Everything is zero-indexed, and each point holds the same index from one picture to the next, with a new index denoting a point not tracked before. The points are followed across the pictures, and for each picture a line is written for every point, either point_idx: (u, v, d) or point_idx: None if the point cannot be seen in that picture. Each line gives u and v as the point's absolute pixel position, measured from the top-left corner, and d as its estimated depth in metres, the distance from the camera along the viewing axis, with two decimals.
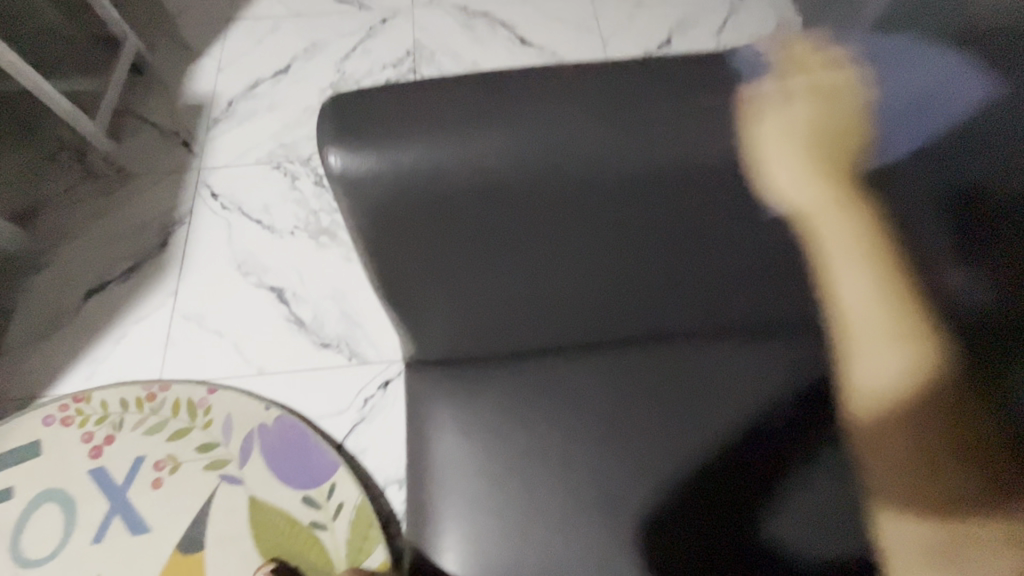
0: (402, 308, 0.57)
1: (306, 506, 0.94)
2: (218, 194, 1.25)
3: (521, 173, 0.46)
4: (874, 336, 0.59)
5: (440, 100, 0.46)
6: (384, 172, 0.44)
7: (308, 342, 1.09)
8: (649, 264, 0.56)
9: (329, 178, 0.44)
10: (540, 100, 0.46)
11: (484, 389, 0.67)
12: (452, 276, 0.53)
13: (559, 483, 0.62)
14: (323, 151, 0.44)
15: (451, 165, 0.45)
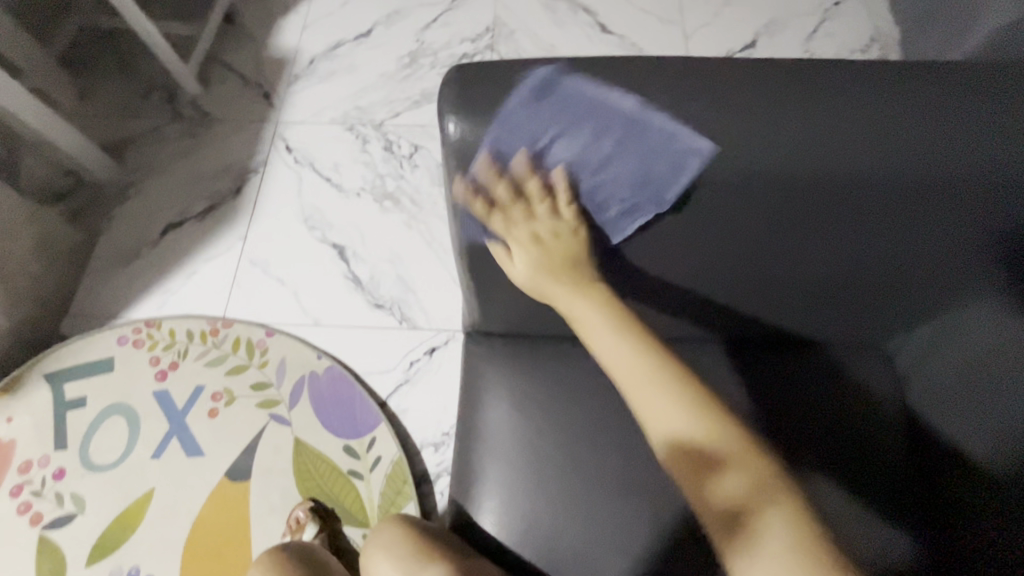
0: (476, 277, 0.59)
1: (346, 455, 0.99)
2: (292, 148, 1.30)
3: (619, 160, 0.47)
4: (676, 419, 0.52)
5: (549, 82, 0.49)
6: (495, 143, 0.48)
7: (363, 301, 1.13)
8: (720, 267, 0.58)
9: (445, 144, 0.49)
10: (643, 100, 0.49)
11: (539, 366, 0.68)
12: (531, 253, 0.55)
13: (603, 467, 0.64)
14: (445, 116, 0.48)
15: (555, 145, 0.48)
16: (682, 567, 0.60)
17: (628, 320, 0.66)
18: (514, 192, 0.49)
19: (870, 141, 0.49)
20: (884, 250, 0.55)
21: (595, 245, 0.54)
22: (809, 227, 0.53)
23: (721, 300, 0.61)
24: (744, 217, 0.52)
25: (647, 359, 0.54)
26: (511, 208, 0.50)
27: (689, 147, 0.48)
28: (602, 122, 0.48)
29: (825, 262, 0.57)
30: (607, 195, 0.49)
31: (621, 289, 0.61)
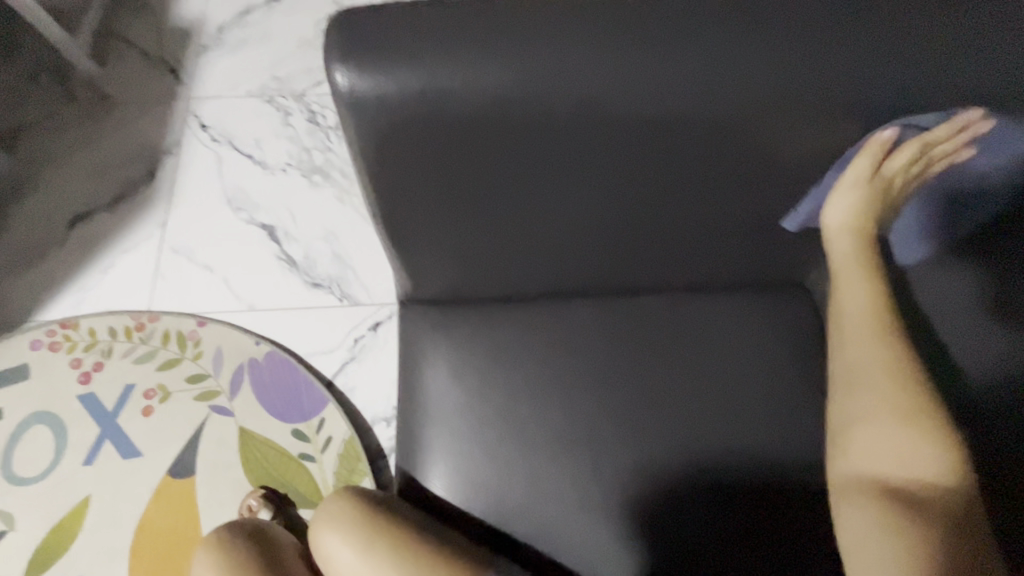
0: (399, 243, 0.57)
1: (295, 439, 0.96)
2: (207, 125, 1.21)
3: (526, 108, 0.45)
4: (896, 397, 0.52)
5: (453, 24, 0.45)
6: (389, 97, 0.43)
7: (299, 281, 1.09)
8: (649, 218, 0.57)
9: (336, 98, 0.44)
10: (555, 35, 0.45)
11: (477, 331, 0.68)
12: (451, 214, 0.54)
13: (546, 421, 0.65)
14: (329, 67, 0.43)
15: (458, 94, 0.44)
16: (627, 512, 0.61)
17: (560, 277, 0.66)
18: (421, 149, 0.46)
19: (795, 70, 0.46)
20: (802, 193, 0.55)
21: (515, 201, 0.53)
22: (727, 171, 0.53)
23: (650, 249, 0.62)
24: (666, 161, 0.51)
25: (887, 335, 0.55)
26: (422, 166, 0.48)
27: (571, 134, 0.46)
28: (511, 65, 0.44)
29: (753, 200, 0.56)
30: (523, 146, 0.48)
31: (552, 248, 0.60)
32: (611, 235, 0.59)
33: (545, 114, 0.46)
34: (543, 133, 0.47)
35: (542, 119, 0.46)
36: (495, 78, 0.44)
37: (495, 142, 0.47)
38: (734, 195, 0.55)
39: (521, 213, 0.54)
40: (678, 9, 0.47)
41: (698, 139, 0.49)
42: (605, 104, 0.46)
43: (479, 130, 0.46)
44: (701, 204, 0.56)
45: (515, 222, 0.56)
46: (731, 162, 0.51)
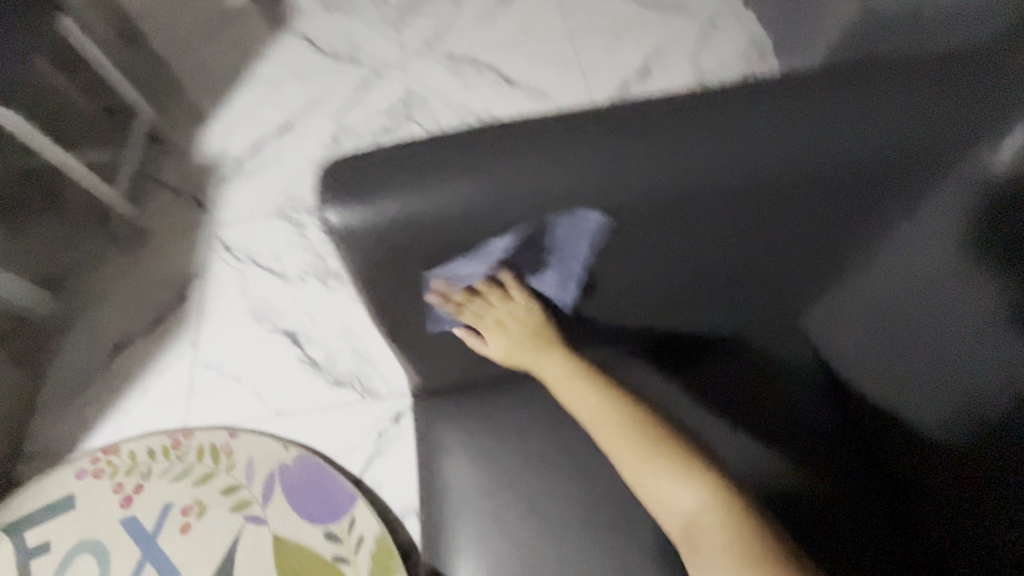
0: (404, 342, 0.62)
1: (328, 541, 0.97)
2: (231, 246, 1.32)
3: (499, 213, 0.51)
4: (622, 444, 0.56)
5: (430, 152, 0.52)
6: (377, 223, 0.49)
7: (322, 381, 1.14)
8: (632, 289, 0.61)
9: (329, 233, 0.50)
10: (518, 149, 0.51)
11: (488, 414, 0.70)
12: (447, 311, 0.59)
13: (564, 498, 0.65)
14: (322, 207, 0.50)
15: (438, 210, 0.50)
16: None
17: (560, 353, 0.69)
18: (412, 260, 0.52)
19: (734, 152, 0.51)
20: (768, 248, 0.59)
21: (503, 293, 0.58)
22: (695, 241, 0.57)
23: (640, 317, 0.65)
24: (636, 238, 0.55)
25: (608, 408, 0.59)
26: (414, 274, 0.53)
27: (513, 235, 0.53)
28: (482, 180, 0.50)
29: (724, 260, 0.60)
30: (503, 245, 0.53)
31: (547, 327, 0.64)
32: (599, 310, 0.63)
33: (517, 216, 0.51)
34: (518, 233, 0.52)
35: (516, 220, 0.51)
36: (469, 192, 0.50)
37: (478, 244, 0.52)
38: (705, 259, 0.59)
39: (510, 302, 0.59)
40: (623, 112, 0.53)
41: (660, 218, 0.54)
42: (568, 202, 0.51)
43: (462, 239, 0.51)
44: (678, 272, 0.60)
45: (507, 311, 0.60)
46: (698, 231, 0.56)
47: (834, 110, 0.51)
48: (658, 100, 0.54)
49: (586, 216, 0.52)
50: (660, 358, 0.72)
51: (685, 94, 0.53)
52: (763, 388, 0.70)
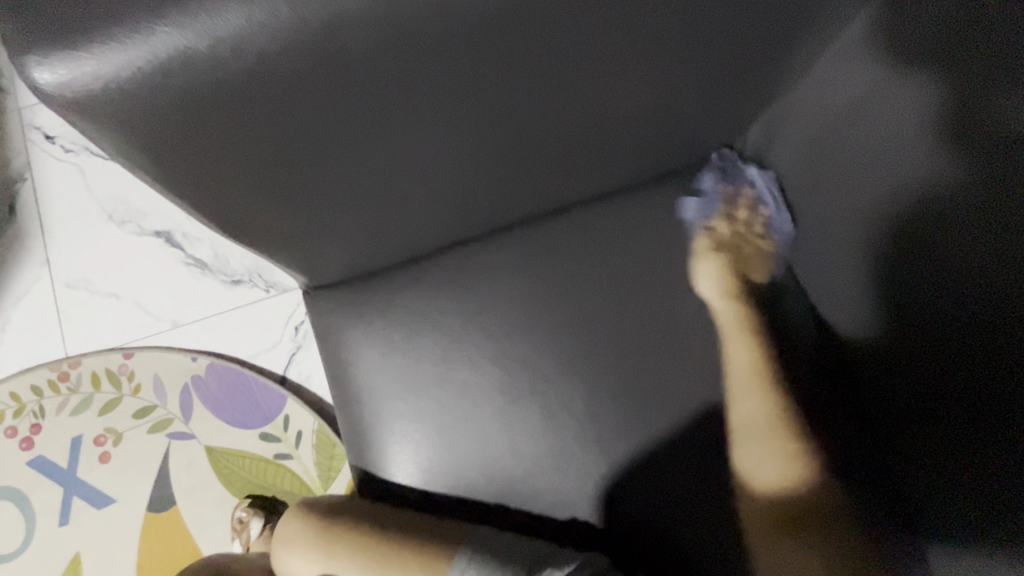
0: (266, 238, 0.50)
1: (265, 443, 0.93)
2: (54, 135, 1.05)
3: (316, 44, 0.35)
4: (751, 409, 0.60)
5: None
6: (123, 84, 0.33)
7: (217, 282, 1.00)
8: (531, 132, 0.50)
9: (56, 101, 0.34)
10: None
11: (393, 302, 0.62)
12: (305, 192, 0.46)
13: (490, 377, 0.61)
14: (25, 62, 0.33)
15: (216, 56, 0.34)
16: (595, 442, 0.60)
17: (463, 220, 0.59)
18: (222, 129, 0.38)
19: None
20: (679, 69, 0.48)
21: (369, 157, 0.45)
22: (599, 59, 0.44)
23: (546, 164, 0.55)
24: (521, 62, 0.42)
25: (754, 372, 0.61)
26: (234, 145, 0.39)
27: (416, 105, 0.42)
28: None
29: (638, 84, 0.49)
30: (349, 96, 0.39)
31: (439, 192, 0.53)
32: (494, 162, 0.52)
33: (351, 47, 0.36)
34: (357, 72, 0.38)
35: (354, 57, 0.36)
36: (260, 22, 0.34)
37: (311, 98, 0.38)
38: (604, 92, 0.48)
39: (380, 166, 0.47)
40: None
41: (545, 33, 0.40)
42: (410, 21, 0.36)
43: (283, 95, 0.37)
44: (583, 104, 0.49)
45: (386, 181, 0.49)
46: (601, 46, 0.43)
47: None
48: None
49: (444, 38, 0.38)
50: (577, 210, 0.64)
51: None
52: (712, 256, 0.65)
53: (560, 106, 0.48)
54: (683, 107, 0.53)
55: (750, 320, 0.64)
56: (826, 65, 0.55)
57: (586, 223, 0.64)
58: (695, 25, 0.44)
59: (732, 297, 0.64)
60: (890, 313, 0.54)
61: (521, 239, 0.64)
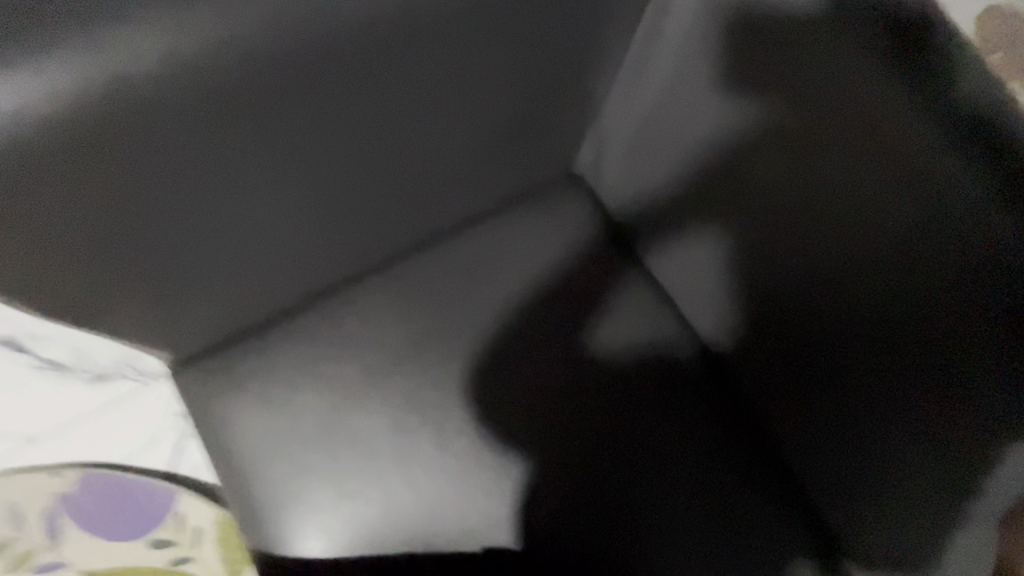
0: (106, 313, 0.49)
1: (156, 549, 0.82)
2: None
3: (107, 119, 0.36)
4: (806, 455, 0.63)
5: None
6: None
7: (74, 382, 0.89)
8: (366, 176, 0.52)
9: None
10: (104, 27, 0.35)
11: (265, 364, 0.60)
12: (139, 256, 0.46)
13: (377, 421, 0.61)
14: None
15: (25, 114, 0.34)
16: (491, 458, 0.62)
17: (322, 269, 0.60)
18: (32, 205, 0.38)
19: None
20: (490, 106, 0.53)
21: (204, 214, 0.46)
22: (408, 106, 0.48)
23: (389, 204, 0.57)
24: (330, 116, 0.45)
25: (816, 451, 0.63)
26: (44, 219, 0.40)
27: (237, 166, 0.44)
28: (93, 51, 0.35)
29: (454, 124, 0.53)
30: (164, 147, 0.40)
31: (286, 243, 0.54)
32: (336, 208, 0.53)
33: (151, 119, 0.38)
34: (160, 139, 0.39)
35: (161, 114, 0.38)
36: (76, 74, 0.35)
37: (136, 147, 0.39)
38: (425, 134, 0.52)
39: (219, 224, 0.48)
40: None
41: (344, 86, 0.43)
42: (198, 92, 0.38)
43: (105, 147, 0.38)
44: (409, 147, 0.52)
45: (230, 234, 0.49)
46: (404, 95, 0.47)
47: None
48: None
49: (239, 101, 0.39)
50: (439, 242, 0.67)
51: None
52: (576, 266, 0.69)
53: (388, 151, 0.51)
54: (507, 138, 0.58)
55: (629, 334, 0.67)
56: (620, 88, 0.60)
57: (450, 253, 0.67)
58: (490, 71, 0.49)
59: (597, 301, 0.68)
60: (767, 322, 0.58)
61: (387, 278, 0.65)
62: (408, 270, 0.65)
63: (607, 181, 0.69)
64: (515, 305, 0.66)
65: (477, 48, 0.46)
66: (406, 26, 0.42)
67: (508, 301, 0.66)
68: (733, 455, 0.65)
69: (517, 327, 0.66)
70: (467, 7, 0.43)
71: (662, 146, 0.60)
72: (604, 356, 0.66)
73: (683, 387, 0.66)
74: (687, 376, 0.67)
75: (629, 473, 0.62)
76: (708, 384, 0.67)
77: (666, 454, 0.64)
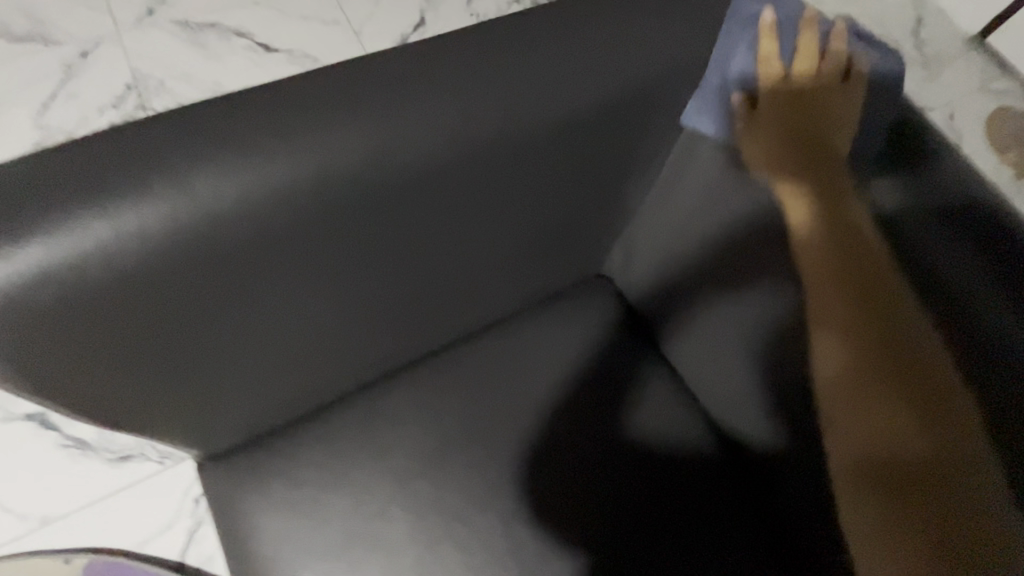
0: (165, 404, 0.52)
1: None
2: None
3: (208, 241, 0.41)
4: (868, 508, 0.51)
5: (98, 160, 0.40)
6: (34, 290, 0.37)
7: (98, 462, 0.88)
8: (406, 281, 0.55)
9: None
10: (213, 165, 0.41)
11: (293, 461, 0.60)
12: (206, 355, 0.49)
13: (401, 525, 0.59)
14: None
15: (125, 244, 0.39)
16: (515, 566, 0.60)
17: (359, 367, 0.62)
18: (132, 312, 0.42)
19: (454, 128, 0.45)
20: (526, 220, 0.57)
21: (262, 320, 0.49)
22: (452, 221, 0.52)
23: (425, 306, 0.60)
24: (383, 231, 0.49)
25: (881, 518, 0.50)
26: (140, 324, 0.43)
27: (300, 276, 0.48)
28: (189, 186, 0.40)
29: (493, 236, 0.56)
30: (246, 262, 0.44)
31: (329, 342, 0.56)
32: (376, 310, 0.56)
33: (241, 239, 0.42)
34: (245, 257, 0.43)
35: (250, 235, 0.42)
36: (178, 207, 0.40)
37: (222, 263, 0.43)
38: (465, 245, 0.55)
39: (274, 328, 0.51)
40: (329, 90, 0.44)
41: (400, 205, 0.47)
42: (278, 215, 0.42)
43: (188, 265, 0.41)
44: (449, 257, 0.55)
45: (281, 335, 0.52)
46: (450, 213, 0.51)
47: (548, 71, 0.47)
48: (359, 74, 0.45)
49: (310, 220, 0.44)
50: (470, 341, 0.68)
51: (398, 63, 0.46)
52: (605, 367, 0.69)
53: (430, 259, 0.54)
54: (541, 246, 0.61)
55: (657, 435, 0.67)
56: (648, 201, 0.64)
57: (481, 351, 0.68)
58: (529, 190, 0.54)
59: (625, 404, 0.68)
60: (782, 409, 0.60)
61: (418, 375, 0.66)
62: (436, 366, 0.66)
63: (636, 284, 0.70)
64: (544, 406, 0.66)
65: (518, 171, 0.51)
66: (458, 156, 0.46)
67: (537, 402, 0.66)
68: (753, 555, 0.64)
69: (546, 429, 0.65)
70: (512, 138, 0.48)
71: (690, 254, 0.63)
72: (634, 459, 0.65)
73: (705, 485, 0.66)
74: (709, 474, 0.66)
75: (654, 569, 0.61)
76: (730, 481, 0.66)
77: (693, 557, 0.62)
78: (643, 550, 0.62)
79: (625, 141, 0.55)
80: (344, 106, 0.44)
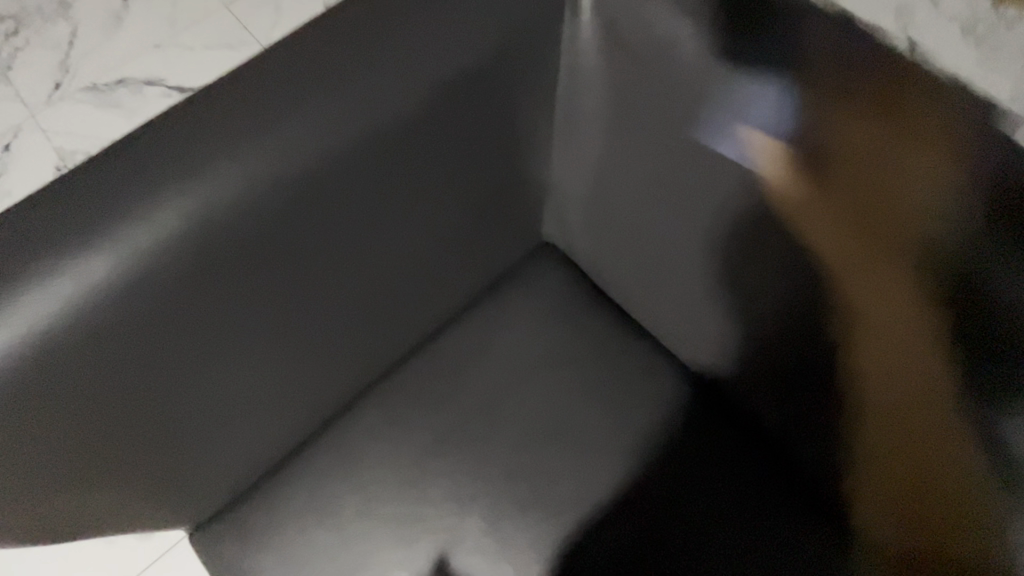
0: (119, 506, 0.51)
1: None
2: None
3: (76, 346, 0.39)
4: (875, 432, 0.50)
5: None
6: None
7: None
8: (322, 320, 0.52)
9: None
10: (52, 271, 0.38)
11: (274, 513, 0.60)
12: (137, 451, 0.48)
13: (395, 547, 0.60)
14: None
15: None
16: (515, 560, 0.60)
17: (310, 410, 0.60)
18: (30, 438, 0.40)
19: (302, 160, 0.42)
20: (426, 222, 0.53)
21: (182, 402, 0.47)
22: (342, 247, 0.49)
23: (356, 336, 0.57)
24: (270, 281, 0.46)
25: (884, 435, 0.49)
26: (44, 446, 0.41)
27: (201, 348, 0.45)
28: (36, 296, 0.37)
29: (397, 247, 0.53)
30: (130, 354, 0.41)
31: (266, 399, 0.54)
32: (303, 357, 0.54)
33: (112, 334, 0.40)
34: (127, 348, 0.41)
35: (120, 327, 0.40)
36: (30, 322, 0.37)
37: (106, 360, 0.41)
38: (368, 265, 0.52)
39: (199, 406, 0.49)
40: (155, 156, 0.40)
41: (275, 251, 0.45)
42: (143, 301, 0.40)
43: (67, 374, 0.39)
44: (357, 282, 0.52)
45: (207, 410, 0.50)
46: (335, 241, 0.48)
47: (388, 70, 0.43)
48: (183, 129, 0.41)
49: (182, 297, 0.41)
50: (421, 352, 0.66)
51: (222, 104, 0.42)
52: (563, 341, 0.66)
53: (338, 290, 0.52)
54: (457, 242, 0.58)
55: (631, 396, 0.65)
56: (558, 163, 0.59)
57: (434, 360, 0.65)
58: (415, 193, 0.50)
59: (593, 373, 0.66)
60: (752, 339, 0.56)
61: (377, 399, 0.64)
62: (392, 386, 0.65)
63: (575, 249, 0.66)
64: (509, 397, 0.64)
65: (394, 178, 0.47)
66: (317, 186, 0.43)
67: (501, 395, 0.64)
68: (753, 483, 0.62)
69: (516, 420, 0.64)
70: (371, 150, 0.44)
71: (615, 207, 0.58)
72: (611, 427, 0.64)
73: (689, 429, 0.64)
74: (692, 417, 0.64)
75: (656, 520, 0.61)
76: (715, 417, 0.64)
77: (689, 502, 0.61)
78: (640, 506, 0.61)
79: (508, 112, 0.51)
80: (175, 170, 0.40)
